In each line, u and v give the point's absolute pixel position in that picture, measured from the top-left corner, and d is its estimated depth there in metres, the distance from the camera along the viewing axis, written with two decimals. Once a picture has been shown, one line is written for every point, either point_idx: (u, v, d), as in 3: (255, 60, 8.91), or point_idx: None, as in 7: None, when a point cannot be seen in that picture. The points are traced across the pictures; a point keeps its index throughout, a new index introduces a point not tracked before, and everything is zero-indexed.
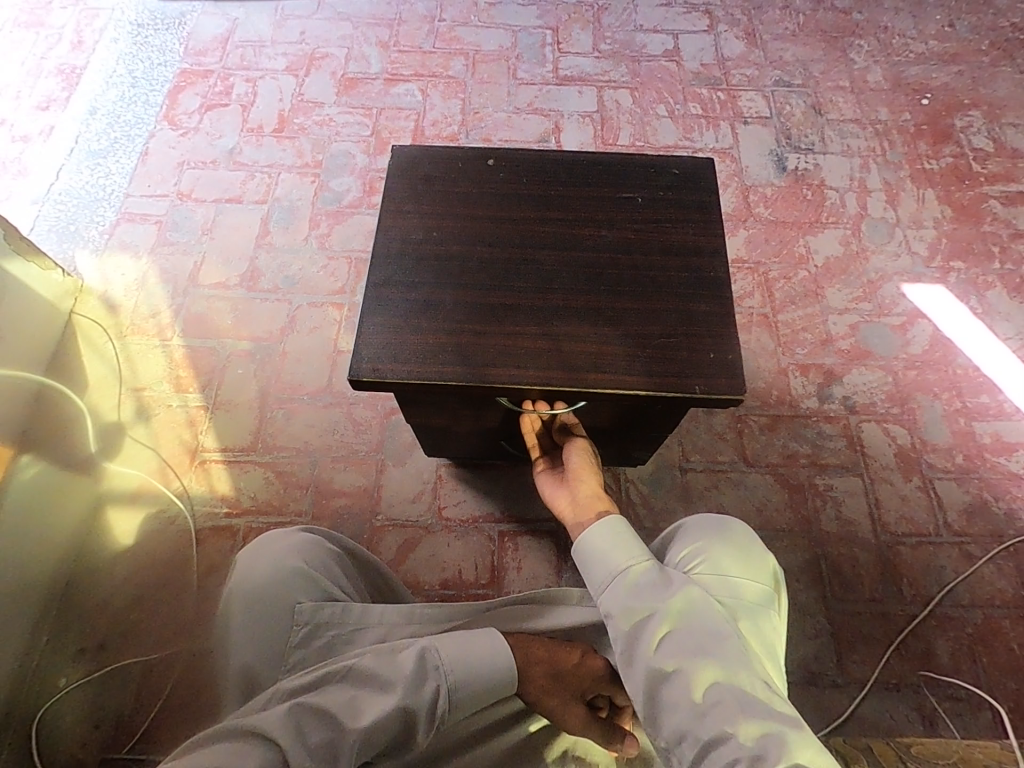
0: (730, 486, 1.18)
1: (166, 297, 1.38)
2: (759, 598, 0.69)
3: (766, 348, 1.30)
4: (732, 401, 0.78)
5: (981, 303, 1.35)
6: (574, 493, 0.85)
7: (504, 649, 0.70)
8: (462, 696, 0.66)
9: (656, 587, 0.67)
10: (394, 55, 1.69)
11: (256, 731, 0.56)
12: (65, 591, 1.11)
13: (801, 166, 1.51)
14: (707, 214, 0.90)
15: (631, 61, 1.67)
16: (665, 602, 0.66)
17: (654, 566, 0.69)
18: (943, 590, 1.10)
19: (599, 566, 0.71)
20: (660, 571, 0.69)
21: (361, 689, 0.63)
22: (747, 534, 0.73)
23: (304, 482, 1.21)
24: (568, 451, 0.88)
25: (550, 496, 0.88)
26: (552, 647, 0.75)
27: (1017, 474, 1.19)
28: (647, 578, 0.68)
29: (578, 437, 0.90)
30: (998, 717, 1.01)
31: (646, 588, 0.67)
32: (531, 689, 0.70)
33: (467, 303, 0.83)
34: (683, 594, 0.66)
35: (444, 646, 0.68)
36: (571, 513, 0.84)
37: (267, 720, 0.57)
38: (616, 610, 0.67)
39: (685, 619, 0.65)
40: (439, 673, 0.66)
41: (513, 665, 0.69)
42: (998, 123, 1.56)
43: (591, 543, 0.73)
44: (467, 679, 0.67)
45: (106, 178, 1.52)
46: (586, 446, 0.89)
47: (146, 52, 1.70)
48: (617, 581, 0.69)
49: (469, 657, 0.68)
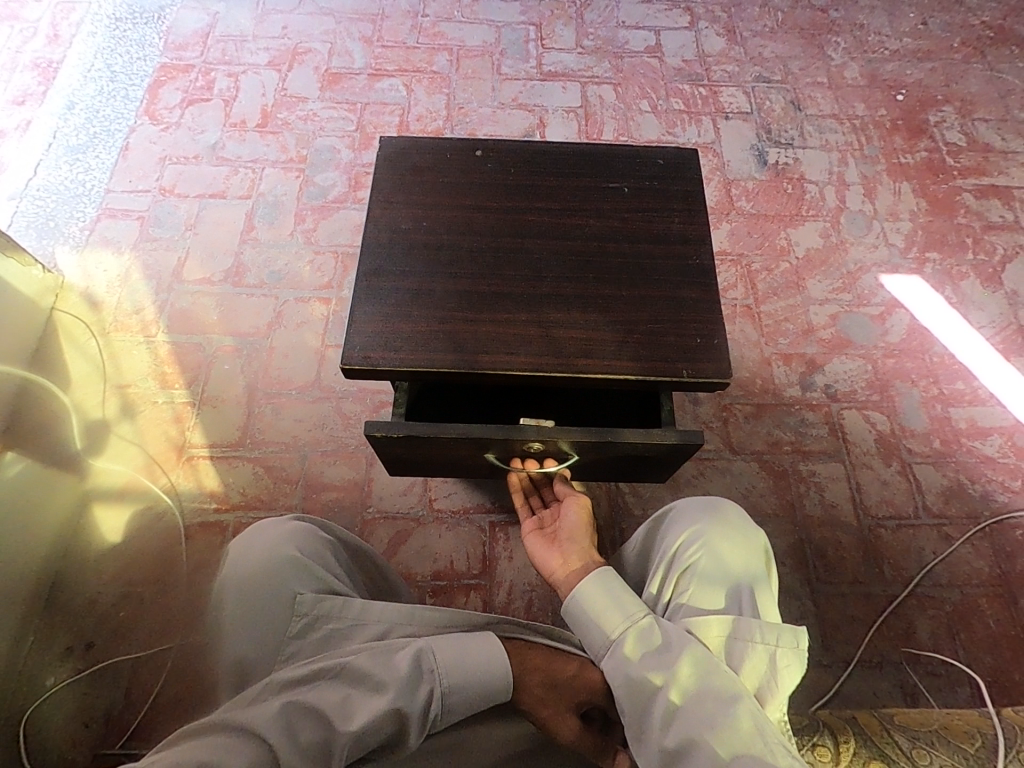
0: (716, 473, 1.20)
1: (150, 294, 1.37)
2: (764, 635, 0.65)
3: (749, 338, 1.33)
4: (719, 385, 0.80)
5: (955, 293, 1.39)
6: (567, 550, 0.83)
7: (502, 653, 0.70)
8: (456, 700, 0.66)
9: (659, 650, 0.65)
10: (378, 51, 1.69)
11: (247, 728, 0.58)
12: (50, 591, 1.10)
13: (781, 161, 1.54)
14: (692, 203, 0.92)
15: (613, 57, 1.69)
16: (670, 668, 0.63)
17: (654, 625, 0.67)
18: (922, 570, 1.13)
19: (594, 632, 0.70)
20: (661, 631, 0.67)
21: (355, 688, 0.64)
22: (723, 532, 0.74)
23: (294, 475, 1.21)
24: (567, 508, 0.89)
25: (539, 555, 0.86)
26: (551, 656, 0.74)
27: (992, 457, 1.23)
28: (648, 640, 0.66)
29: (578, 496, 0.91)
30: (976, 691, 1.04)
31: (649, 653, 0.65)
32: (526, 697, 0.69)
33: (457, 292, 0.84)
34: (688, 656, 0.64)
35: (441, 650, 0.68)
36: (561, 570, 0.82)
37: (261, 719, 0.59)
38: (620, 680, 0.65)
39: (693, 683, 0.62)
40: (433, 676, 0.66)
41: (508, 677, 0.69)
42: (970, 118, 1.61)
43: (583, 602, 0.72)
44: (462, 684, 0.67)
45: (86, 173, 1.50)
46: (586, 508, 0.89)
47: (124, 46, 1.69)
48: (617, 647, 0.67)
49: (465, 662, 0.68)
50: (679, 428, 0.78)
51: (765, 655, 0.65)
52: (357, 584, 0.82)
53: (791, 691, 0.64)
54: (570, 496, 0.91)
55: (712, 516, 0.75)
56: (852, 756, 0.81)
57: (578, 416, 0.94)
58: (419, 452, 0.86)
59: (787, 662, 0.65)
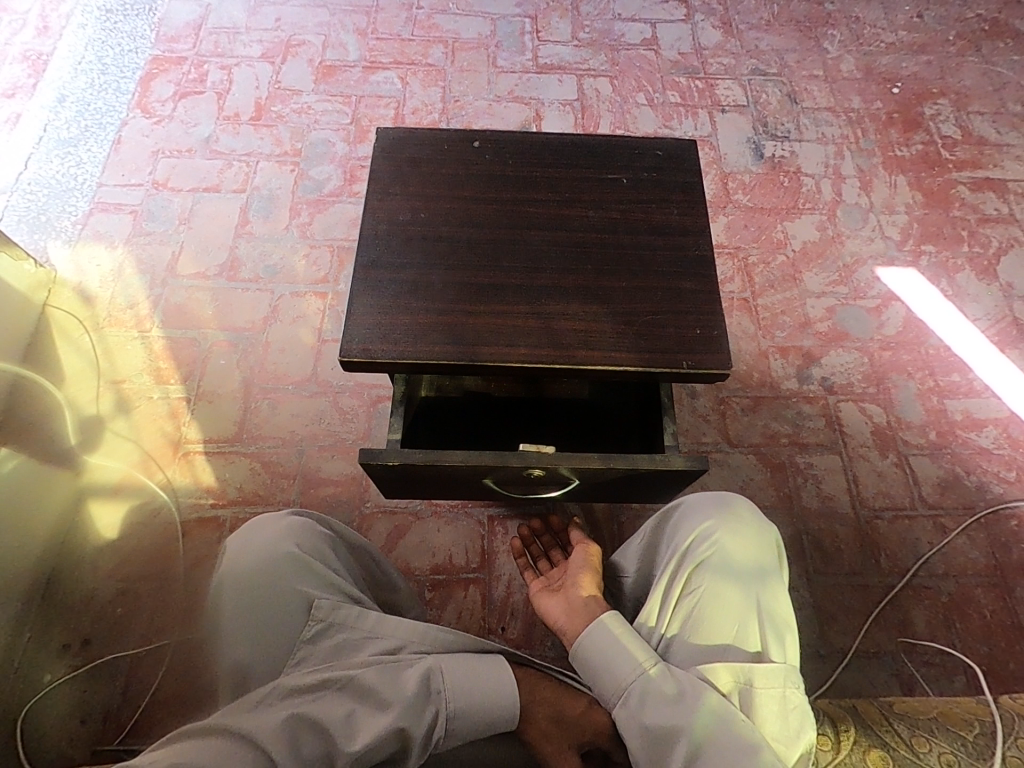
0: (714, 467, 1.21)
1: (144, 289, 1.36)
2: (771, 679, 0.65)
3: (746, 331, 1.33)
4: (719, 376, 0.80)
5: (951, 285, 1.40)
6: (570, 595, 0.81)
7: (510, 681, 0.70)
8: (459, 724, 0.67)
9: (673, 700, 0.64)
10: (372, 43, 1.68)
11: (252, 738, 0.59)
12: (45, 590, 1.09)
13: (778, 154, 1.54)
14: (691, 194, 0.92)
15: (609, 49, 1.68)
16: (688, 719, 0.62)
17: (667, 673, 0.66)
18: (919, 561, 1.14)
19: (605, 675, 0.68)
20: (675, 679, 0.65)
21: (360, 703, 0.65)
22: (736, 556, 0.72)
23: (291, 471, 1.21)
24: (574, 556, 0.87)
25: (543, 605, 0.83)
26: (559, 689, 0.73)
27: (987, 449, 1.23)
28: (661, 688, 0.65)
29: (589, 545, 0.89)
30: (972, 680, 1.05)
31: (663, 703, 0.64)
32: (532, 729, 0.70)
33: (457, 283, 0.83)
34: (705, 707, 0.63)
35: (450, 672, 0.68)
36: (563, 617, 0.79)
37: (265, 730, 0.60)
38: (635, 732, 0.64)
39: (711, 733, 0.61)
40: (440, 698, 0.67)
41: (516, 709, 0.69)
42: (965, 111, 1.61)
43: (592, 648, 0.70)
44: (467, 708, 0.67)
45: (78, 167, 1.49)
46: (595, 555, 0.87)
47: (115, 38, 1.67)
48: (630, 696, 0.66)
49: (473, 685, 0.68)
50: (684, 453, 0.78)
51: (775, 697, 0.64)
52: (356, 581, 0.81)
53: (803, 730, 0.64)
54: (581, 545, 0.88)
55: (718, 523, 0.74)
56: (852, 743, 0.82)
57: (577, 442, 0.98)
58: (421, 479, 0.85)
59: (795, 703, 0.64)
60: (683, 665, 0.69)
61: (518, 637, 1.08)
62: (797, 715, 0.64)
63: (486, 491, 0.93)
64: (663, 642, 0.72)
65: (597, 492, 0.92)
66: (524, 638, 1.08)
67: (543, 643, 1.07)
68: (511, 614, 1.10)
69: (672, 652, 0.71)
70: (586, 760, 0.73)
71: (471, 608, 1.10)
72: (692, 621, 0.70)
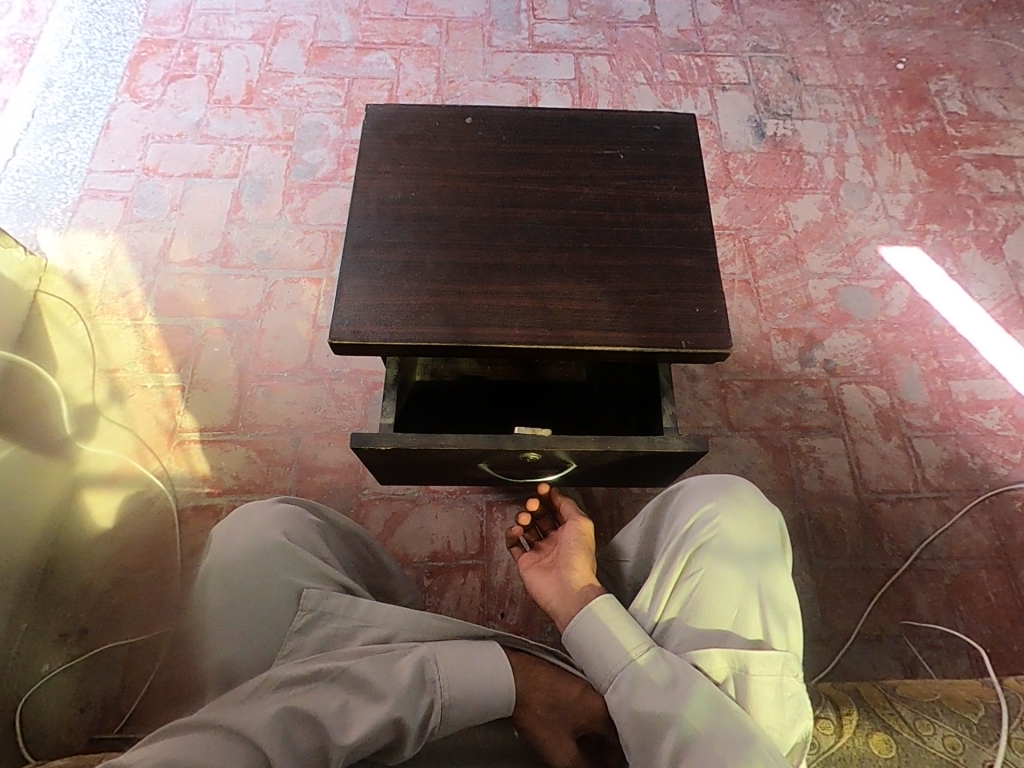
0: (714, 450, 1.19)
1: (136, 275, 1.34)
2: (768, 666, 0.63)
3: (747, 313, 1.31)
4: (717, 355, 0.78)
5: (956, 265, 1.37)
6: (564, 578, 0.78)
7: (503, 667, 0.68)
8: (454, 713, 0.65)
9: (664, 686, 0.63)
10: (365, 23, 1.64)
11: (243, 735, 0.58)
12: (41, 579, 1.08)
13: (779, 132, 1.51)
14: (690, 169, 0.89)
15: (608, 27, 1.65)
16: (679, 706, 0.61)
17: (658, 660, 0.64)
18: (922, 544, 1.13)
19: (598, 662, 0.67)
20: (665, 666, 0.64)
21: (352, 695, 0.63)
22: (743, 536, 0.70)
23: (287, 459, 1.19)
24: (565, 534, 0.84)
25: (536, 587, 0.80)
26: (555, 675, 0.73)
27: (992, 430, 1.22)
28: (652, 676, 0.64)
29: (581, 518, 0.86)
30: (976, 662, 1.04)
31: (654, 691, 0.63)
32: (527, 715, 0.69)
33: (449, 264, 0.81)
34: (696, 696, 0.61)
35: (445, 658, 0.67)
36: (557, 600, 0.76)
37: (255, 725, 0.58)
38: (625, 718, 0.63)
39: (702, 723, 0.60)
40: (435, 687, 0.65)
41: (512, 693, 0.68)
42: (971, 87, 1.58)
43: (584, 633, 0.68)
44: (463, 696, 0.66)
45: (67, 153, 1.46)
46: (587, 533, 0.84)
47: (103, 20, 1.64)
48: (621, 682, 0.64)
49: (467, 674, 0.67)
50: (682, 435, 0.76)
51: (770, 685, 0.63)
52: (349, 569, 0.79)
53: (800, 718, 0.62)
54: (572, 522, 0.85)
55: (722, 501, 0.73)
56: (854, 728, 0.81)
57: (574, 426, 0.96)
58: (415, 463, 0.83)
59: (792, 691, 0.63)
60: (678, 651, 0.68)
61: (517, 624, 1.07)
62: (794, 702, 0.63)
63: (480, 475, 0.91)
64: (658, 628, 0.70)
65: (595, 476, 0.90)
66: (523, 626, 1.07)
67: (543, 630, 1.06)
68: (510, 601, 1.08)
69: (667, 637, 0.70)
70: (582, 744, 0.73)
71: (470, 595, 1.09)
72: (691, 604, 0.68)
